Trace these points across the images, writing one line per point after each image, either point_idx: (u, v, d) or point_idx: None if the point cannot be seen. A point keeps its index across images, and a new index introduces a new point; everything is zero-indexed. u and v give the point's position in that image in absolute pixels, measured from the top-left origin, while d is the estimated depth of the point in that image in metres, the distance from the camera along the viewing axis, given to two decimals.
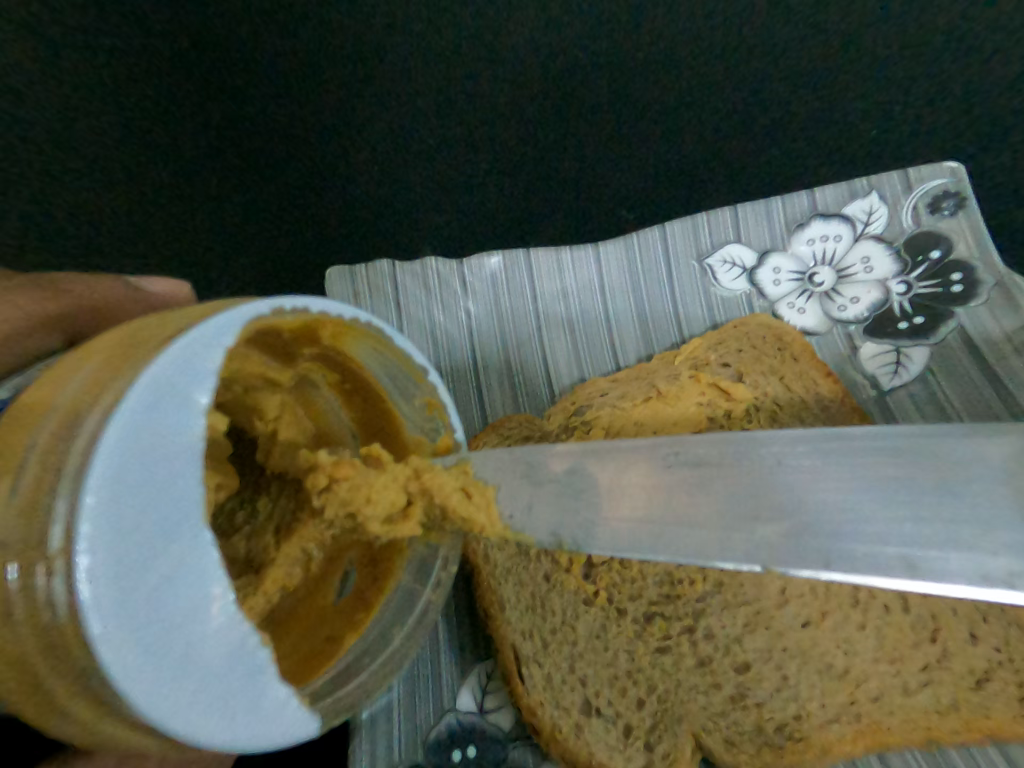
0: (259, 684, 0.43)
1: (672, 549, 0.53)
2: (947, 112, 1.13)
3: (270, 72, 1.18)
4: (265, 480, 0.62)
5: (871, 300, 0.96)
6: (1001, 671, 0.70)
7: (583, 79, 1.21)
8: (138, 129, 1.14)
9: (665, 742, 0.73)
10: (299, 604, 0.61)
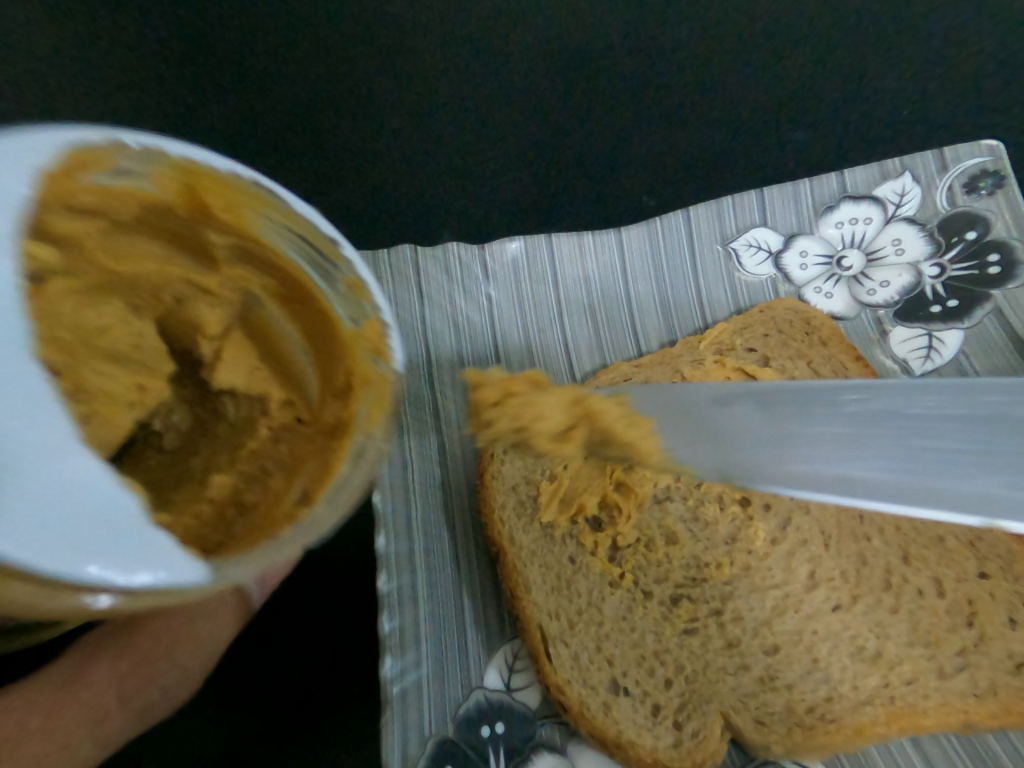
0: (120, 526, 0.37)
1: (869, 493, 0.51)
2: (972, 107, 1.13)
3: (281, 39, 1.12)
4: (216, 401, 0.56)
5: (903, 283, 0.94)
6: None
7: (609, 60, 1.19)
8: (135, 84, 1.06)
9: (693, 722, 0.73)
10: (251, 527, 0.51)
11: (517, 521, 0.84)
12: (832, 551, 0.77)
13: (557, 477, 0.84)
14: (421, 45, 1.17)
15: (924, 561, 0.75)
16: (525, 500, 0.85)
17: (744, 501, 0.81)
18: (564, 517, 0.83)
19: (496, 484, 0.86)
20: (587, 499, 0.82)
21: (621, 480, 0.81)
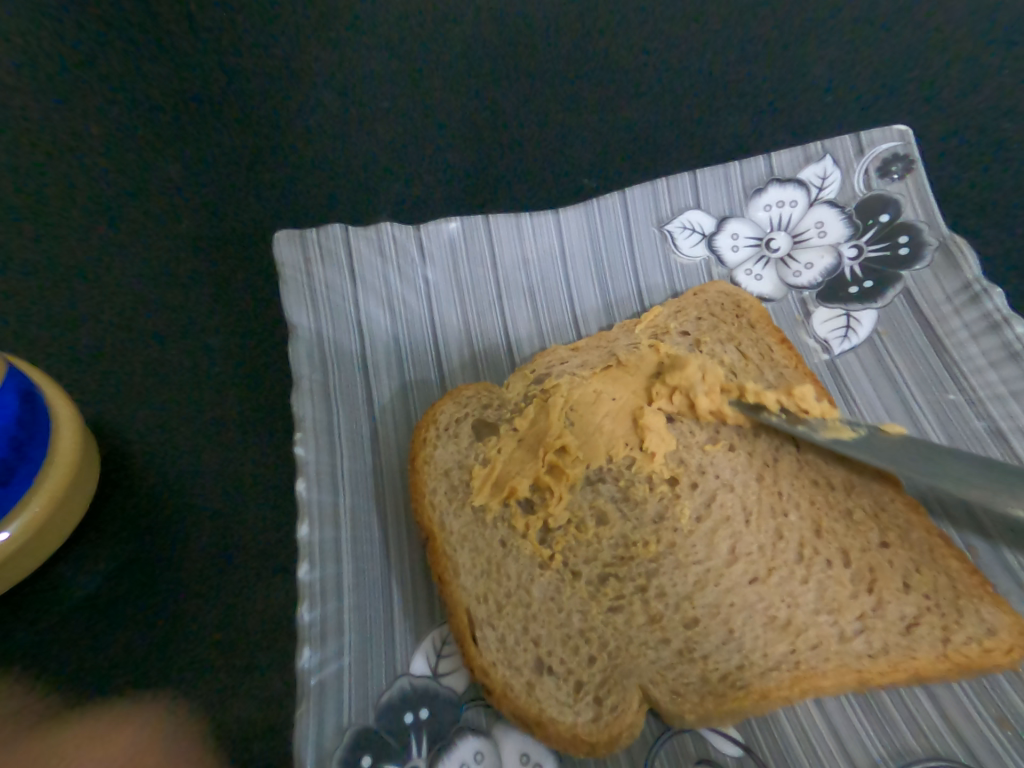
0: None
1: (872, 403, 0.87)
2: (907, 85, 1.15)
3: (243, 60, 1.20)
4: None
5: (824, 264, 0.97)
6: (929, 616, 0.73)
7: (549, 55, 1.23)
8: (107, 114, 1.15)
9: (614, 697, 0.74)
10: None
11: (449, 504, 0.83)
12: (751, 527, 0.80)
13: (490, 460, 0.85)
14: (364, 50, 1.22)
15: (834, 533, 0.78)
16: (457, 485, 0.85)
17: (672, 482, 0.83)
18: (496, 500, 0.82)
19: (429, 469, 0.85)
20: (519, 482, 0.81)
21: (553, 463, 0.81)
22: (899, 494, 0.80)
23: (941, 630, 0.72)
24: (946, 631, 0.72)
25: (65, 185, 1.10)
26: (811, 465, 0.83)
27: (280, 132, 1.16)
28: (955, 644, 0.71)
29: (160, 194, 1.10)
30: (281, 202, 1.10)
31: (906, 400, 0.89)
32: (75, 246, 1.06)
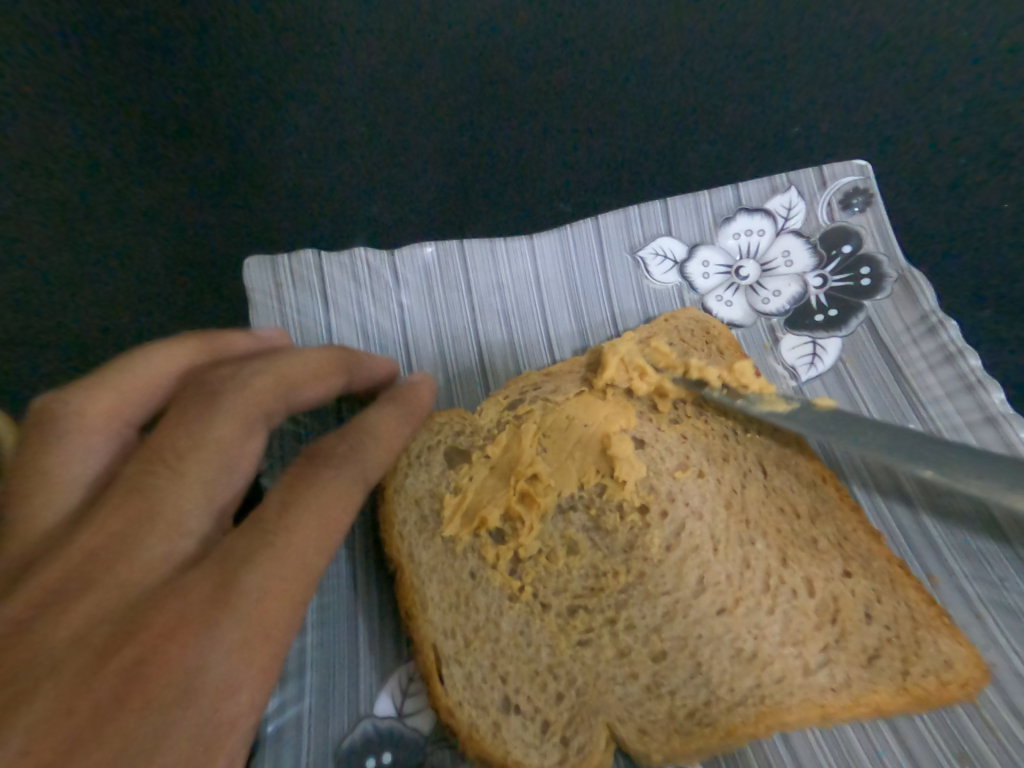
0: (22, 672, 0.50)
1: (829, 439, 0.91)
2: (881, 112, 1.16)
3: (224, 86, 1.22)
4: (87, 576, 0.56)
5: (792, 293, 0.99)
6: (890, 647, 0.73)
7: (527, 83, 1.25)
8: (95, 151, 1.20)
9: (580, 737, 0.74)
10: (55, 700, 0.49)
11: (418, 536, 0.82)
12: (720, 555, 0.79)
13: (461, 489, 0.84)
14: (343, 77, 1.24)
15: (800, 563, 0.79)
16: (427, 515, 0.83)
17: (643, 509, 0.82)
18: (466, 531, 0.80)
19: (398, 498, 0.84)
20: (489, 512, 0.80)
21: (525, 491, 0.80)
22: (861, 524, 0.82)
23: (902, 662, 0.73)
24: (907, 664, 0.72)
25: (62, 227, 1.17)
26: (778, 493, 0.84)
27: (261, 159, 1.18)
28: (914, 677, 0.71)
29: (147, 230, 1.15)
30: (262, 233, 1.13)
31: None
32: (80, 280, 1.14)
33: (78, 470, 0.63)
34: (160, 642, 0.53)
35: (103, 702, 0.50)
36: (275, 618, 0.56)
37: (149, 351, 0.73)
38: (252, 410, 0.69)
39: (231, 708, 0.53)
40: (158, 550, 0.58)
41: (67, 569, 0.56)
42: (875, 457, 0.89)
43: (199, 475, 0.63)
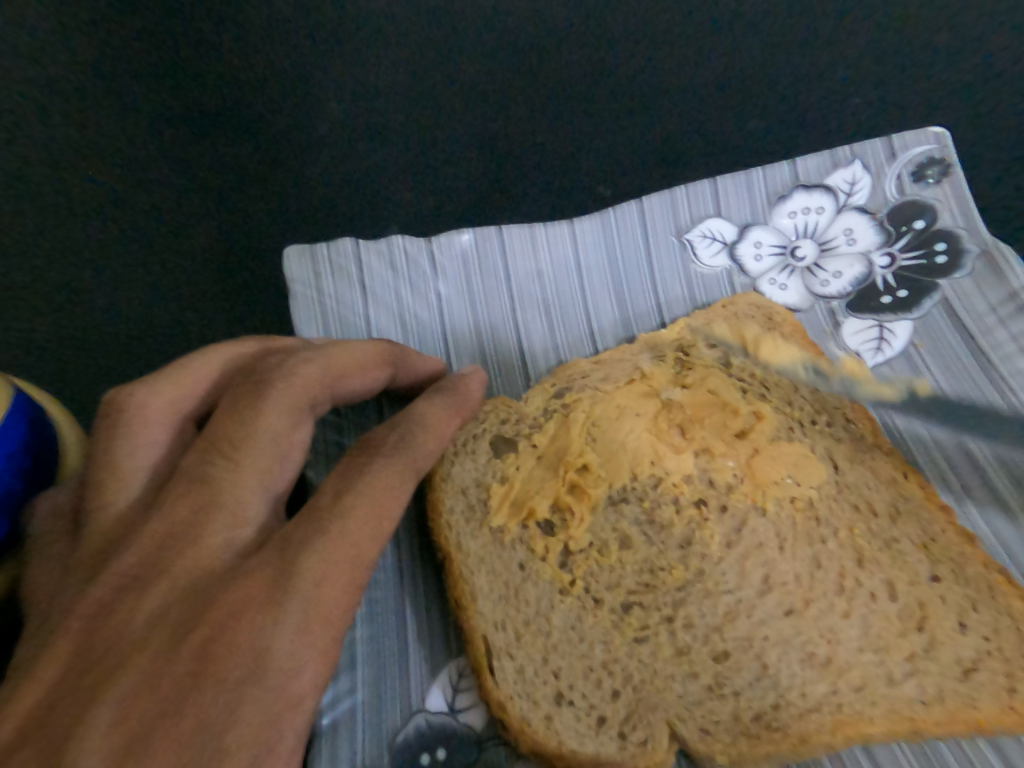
0: (97, 674, 0.50)
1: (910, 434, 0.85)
2: (948, 85, 1.08)
3: (256, 73, 1.20)
4: (151, 571, 0.55)
5: (854, 274, 0.93)
6: (989, 660, 0.68)
7: (560, 60, 1.19)
8: (128, 146, 1.20)
9: (640, 731, 0.72)
10: (134, 689, 0.50)
11: (466, 525, 0.80)
12: (787, 555, 0.74)
13: (509, 478, 0.81)
14: (375, 59, 1.20)
15: (878, 564, 0.73)
16: (475, 504, 0.81)
17: (701, 504, 0.77)
18: (515, 521, 0.78)
19: (447, 486, 0.81)
20: (537, 502, 0.78)
21: (575, 482, 0.77)
22: (949, 526, 0.75)
23: (1003, 677, 0.67)
24: (1009, 679, 0.67)
25: (100, 221, 1.17)
26: (851, 492, 0.78)
27: (297, 147, 1.17)
28: (1022, 697, 0.65)
29: (186, 226, 1.16)
30: (296, 228, 1.13)
31: (949, 417, 0.85)
32: (125, 270, 1.15)
33: (142, 459, 0.63)
34: (225, 628, 0.52)
35: (183, 678, 0.50)
36: (334, 602, 0.55)
37: (206, 350, 0.72)
38: (298, 397, 0.67)
39: (298, 686, 0.52)
40: (223, 536, 0.58)
41: (138, 556, 0.56)
42: (958, 449, 0.83)
43: (254, 463, 0.62)
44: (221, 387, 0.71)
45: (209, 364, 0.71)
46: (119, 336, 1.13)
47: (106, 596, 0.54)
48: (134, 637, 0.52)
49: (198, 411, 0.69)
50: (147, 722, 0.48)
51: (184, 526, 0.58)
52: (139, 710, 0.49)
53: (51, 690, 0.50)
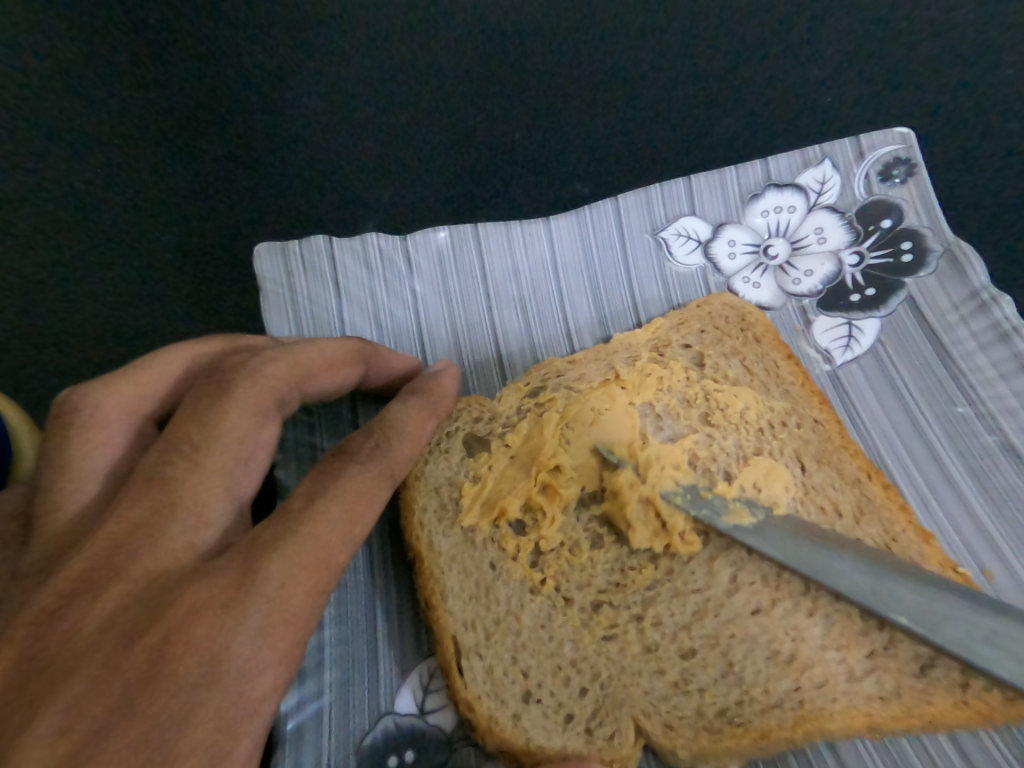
0: (44, 681, 0.49)
1: (872, 432, 0.88)
2: (921, 87, 1.09)
3: (231, 67, 1.18)
4: (105, 576, 0.54)
5: (825, 272, 0.94)
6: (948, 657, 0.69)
7: (539, 59, 1.18)
8: (94, 140, 1.17)
9: (606, 727, 0.72)
10: (83, 695, 0.48)
11: (437, 525, 0.79)
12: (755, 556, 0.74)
13: (481, 478, 0.80)
14: (354, 55, 1.19)
15: None
16: (446, 503, 0.80)
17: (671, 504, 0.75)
18: (486, 521, 0.78)
19: (418, 485, 0.81)
20: (509, 502, 0.77)
21: (546, 483, 0.77)
22: (911, 524, 0.77)
23: (960, 674, 0.67)
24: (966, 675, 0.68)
25: (68, 215, 1.14)
26: (817, 490, 0.79)
27: (272, 143, 1.15)
28: (975, 690, 0.66)
29: (153, 223, 1.13)
30: (269, 225, 1.11)
31: (911, 414, 0.87)
32: (91, 266, 1.12)
33: (97, 461, 0.61)
34: (181, 632, 0.51)
35: (135, 684, 0.49)
36: (298, 606, 0.54)
37: (168, 348, 0.71)
38: (263, 397, 0.66)
39: (255, 691, 0.51)
40: (181, 539, 0.56)
41: (92, 558, 0.55)
42: (921, 446, 0.85)
43: (215, 464, 0.60)
44: (184, 387, 0.69)
45: (171, 364, 0.69)
46: (83, 334, 1.10)
47: (56, 600, 0.53)
48: (84, 643, 0.51)
49: (158, 411, 0.67)
50: (96, 729, 0.47)
51: (140, 529, 0.56)
52: (88, 718, 0.47)
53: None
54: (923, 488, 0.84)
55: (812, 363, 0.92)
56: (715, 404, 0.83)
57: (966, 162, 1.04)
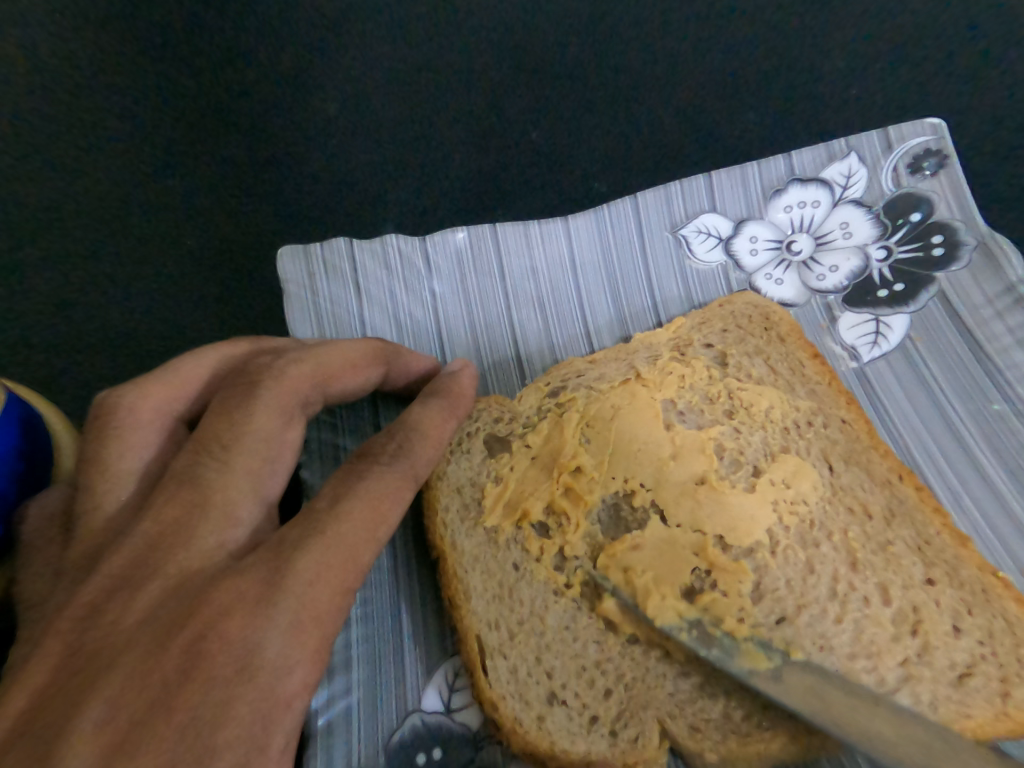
0: (87, 674, 0.50)
1: (902, 431, 0.86)
2: (948, 80, 1.07)
3: (253, 73, 1.20)
4: (142, 573, 0.55)
5: (851, 267, 0.92)
6: (985, 665, 0.67)
7: (556, 59, 1.18)
8: (121, 149, 1.20)
9: (631, 730, 0.72)
10: (122, 690, 0.49)
11: (460, 525, 0.80)
12: (779, 558, 0.73)
13: (502, 479, 0.81)
14: (372, 59, 1.20)
15: (872, 567, 0.72)
16: (469, 504, 0.81)
17: (700, 481, 0.76)
18: (508, 522, 0.78)
19: (441, 486, 0.81)
20: (532, 503, 0.77)
21: (568, 484, 0.77)
22: (945, 527, 0.75)
23: (998, 682, 0.67)
24: (1005, 684, 0.67)
25: (98, 221, 1.17)
26: (845, 491, 0.77)
27: (294, 148, 1.16)
28: (1016, 701, 0.66)
29: (178, 229, 1.15)
30: (291, 229, 1.13)
31: (944, 412, 0.85)
32: (119, 271, 1.15)
33: (131, 461, 0.63)
34: (216, 629, 0.52)
35: (172, 679, 0.50)
36: (326, 604, 0.55)
37: (197, 350, 0.72)
38: (289, 399, 0.67)
39: (286, 688, 0.52)
40: (214, 538, 0.58)
41: (130, 555, 0.56)
42: (953, 444, 0.83)
43: (245, 464, 0.62)
44: (213, 388, 0.70)
45: (199, 366, 0.71)
46: (114, 338, 1.13)
47: (97, 597, 0.54)
48: (124, 637, 0.52)
49: (188, 412, 0.69)
50: (136, 723, 0.48)
51: (174, 528, 0.57)
52: (128, 710, 0.49)
53: (43, 688, 0.50)
54: (957, 488, 0.81)
55: (839, 362, 0.91)
56: (739, 404, 0.82)
57: (994, 157, 1.02)
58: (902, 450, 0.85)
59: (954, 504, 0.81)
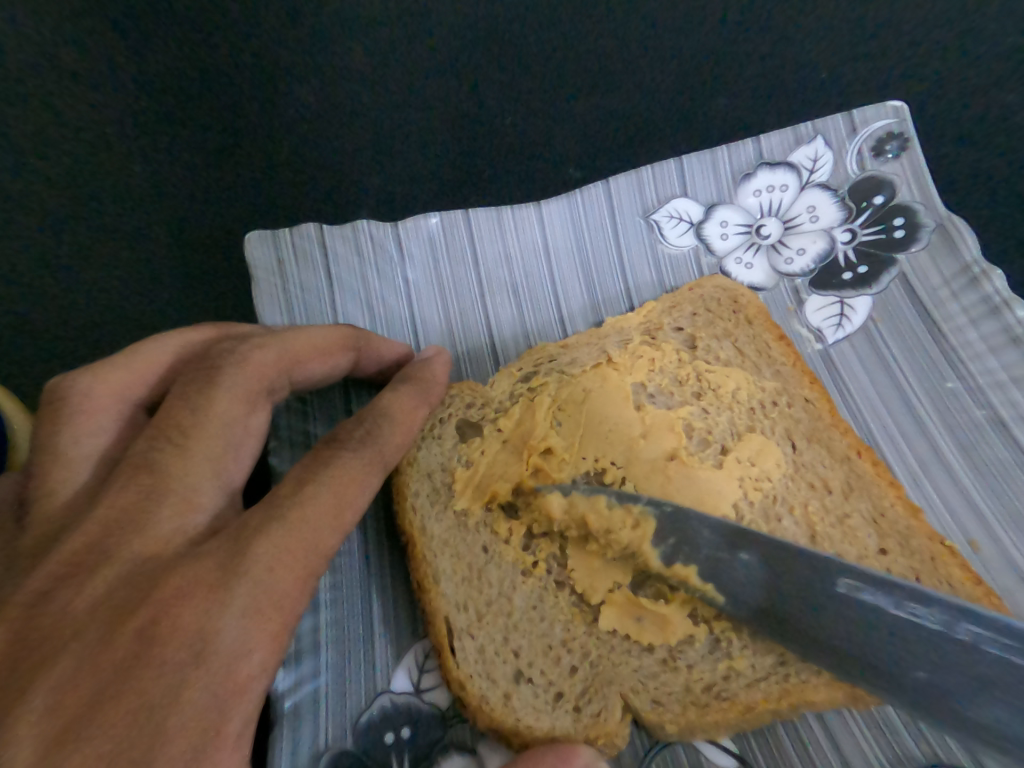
0: (38, 659, 0.50)
1: (862, 412, 0.88)
2: (917, 65, 1.08)
3: (218, 51, 1.16)
4: (96, 558, 0.55)
5: (817, 251, 0.93)
6: None
7: (531, 43, 1.16)
8: (83, 131, 1.16)
9: (595, 704, 0.73)
10: (75, 674, 0.49)
11: (431, 509, 0.80)
12: None
13: (473, 463, 0.81)
14: (342, 40, 1.17)
15: (830, 540, 0.74)
16: (439, 488, 0.81)
17: (671, 458, 0.77)
18: (478, 504, 0.78)
19: (412, 470, 0.81)
20: (501, 485, 0.78)
21: (539, 465, 0.77)
22: (901, 501, 0.77)
23: None
24: None
25: (60, 206, 1.14)
26: (807, 469, 0.79)
27: (263, 131, 1.14)
28: None
29: (143, 214, 1.13)
30: (261, 215, 1.10)
31: (902, 392, 0.87)
32: (83, 257, 1.12)
33: (87, 447, 0.62)
34: (171, 613, 0.52)
35: (126, 663, 0.50)
36: (286, 587, 0.55)
37: (158, 335, 0.71)
38: (251, 385, 0.66)
39: (244, 670, 0.52)
40: (172, 523, 0.57)
41: (85, 541, 0.55)
42: (910, 423, 0.85)
43: (204, 450, 0.61)
44: (173, 374, 0.69)
45: (159, 352, 0.69)
46: (77, 326, 1.10)
47: (50, 582, 0.53)
48: (77, 623, 0.51)
49: (147, 398, 0.67)
50: (89, 706, 0.48)
51: (131, 513, 0.57)
52: (80, 694, 0.48)
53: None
54: (913, 466, 0.84)
55: (805, 345, 0.92)
56: (707, 386, 0.83)
57: (959, 143, 1.03)
58: (861, 431, 0.87)
59: (911, 481, 0.83)
